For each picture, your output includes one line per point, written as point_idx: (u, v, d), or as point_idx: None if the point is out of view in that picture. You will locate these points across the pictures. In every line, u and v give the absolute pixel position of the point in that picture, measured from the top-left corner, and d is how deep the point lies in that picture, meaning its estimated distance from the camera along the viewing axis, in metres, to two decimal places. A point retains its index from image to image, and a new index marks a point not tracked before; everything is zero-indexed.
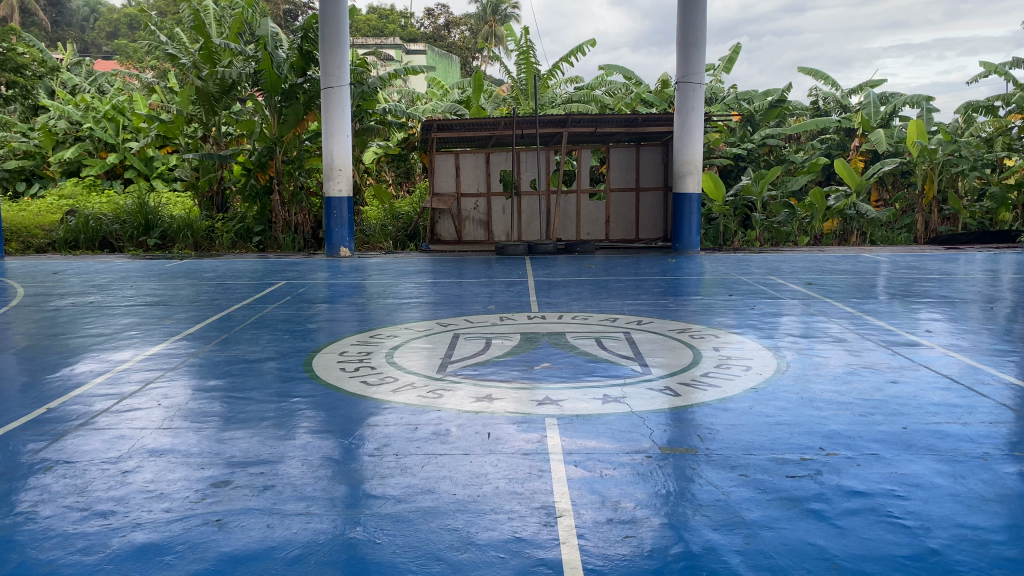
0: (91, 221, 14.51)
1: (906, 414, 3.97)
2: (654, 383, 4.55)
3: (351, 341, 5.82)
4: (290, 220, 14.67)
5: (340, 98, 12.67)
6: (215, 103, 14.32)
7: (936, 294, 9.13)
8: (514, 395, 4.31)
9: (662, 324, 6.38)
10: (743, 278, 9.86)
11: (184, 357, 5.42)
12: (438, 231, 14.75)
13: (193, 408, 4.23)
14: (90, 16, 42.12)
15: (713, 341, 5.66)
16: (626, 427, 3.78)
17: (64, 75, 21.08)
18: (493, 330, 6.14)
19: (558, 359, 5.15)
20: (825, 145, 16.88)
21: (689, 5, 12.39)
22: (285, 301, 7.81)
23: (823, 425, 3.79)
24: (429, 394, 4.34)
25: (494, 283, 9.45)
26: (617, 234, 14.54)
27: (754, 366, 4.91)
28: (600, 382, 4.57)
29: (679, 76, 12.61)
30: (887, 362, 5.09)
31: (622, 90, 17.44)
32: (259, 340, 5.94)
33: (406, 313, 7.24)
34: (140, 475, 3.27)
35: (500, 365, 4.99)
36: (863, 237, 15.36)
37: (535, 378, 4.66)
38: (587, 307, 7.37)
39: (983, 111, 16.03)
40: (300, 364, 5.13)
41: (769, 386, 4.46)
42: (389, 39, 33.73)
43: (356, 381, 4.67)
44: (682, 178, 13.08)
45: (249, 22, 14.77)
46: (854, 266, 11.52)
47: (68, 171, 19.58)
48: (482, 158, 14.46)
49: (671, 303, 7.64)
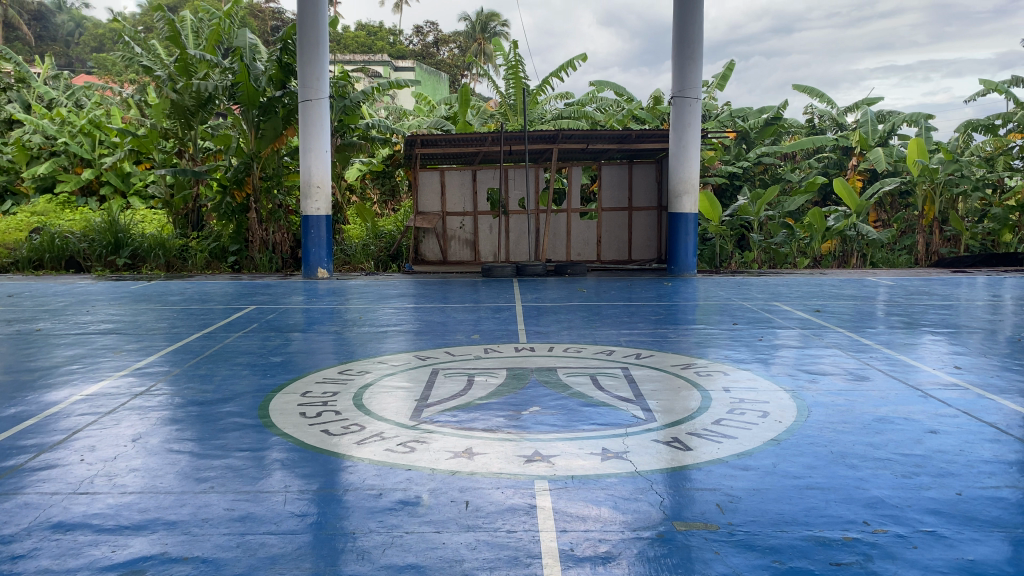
0: (58, 239, 13.91)
1: (956, 475, 3.38)
2: (660, 433, 3.95)
3: (317, 378, 5.21)
4: (268, 239, 13.98)
5: (319, 110, 12.08)
6: (191, 117, 13.79)
7: (949, 322, 8.58)
8: (498, 448, 3.70)
9: (664, 358, 5.79)
10: (743, 304, 9.32)
11: (126, 398, 4.77)
12: (423, 251, 14.19)
13: (123, 465, 3.59)
14: (76, 31, 41.36)
15: (721, 380, 5.07)
16: (630, 493, 3.19)
17: (38, 89, 20.40)
18: (476, 365, 5.54)
19: (549, 401, 4.55)
20: (822, 164, 16.39)
21: (685, 17, 11.89)
22: (251, 330, 7.15)
23: (863, 491, 3.21)
24: (400, 448, 3.73)
25: (480, 309, 8.84)
26: (609, 255, 14.02)
27: (772, 412, 4.30)
28: (599, 432, 3.96)
29: (674, 91, 12.12)
30: (919, 405, 4.50)
31: (613, 107, 16.94)
32: (216, 377, 5.31)
33: (384, 344, 6.60)
34: (34, 561, 2.64)
35: (483, 409, 4.38)
36: (862, 259, 14.82)
37: (524, 426, 4.05)
38: (580, 337, 6.76)
39: (982, 130, 15.66)
40: (256, 407, 4.51)
41: (790, 437, 3.88)
42: (378, 55, 33.13)
43: (317, 430, 4.05)
44: (678, 197, 12.52)
45: (227, 33, 14.23)
46: (858, 291, 10.98)
47: (42, 187, 18.95)
48: (468, 175, 13.97)
49: (670, 333, 7.04)
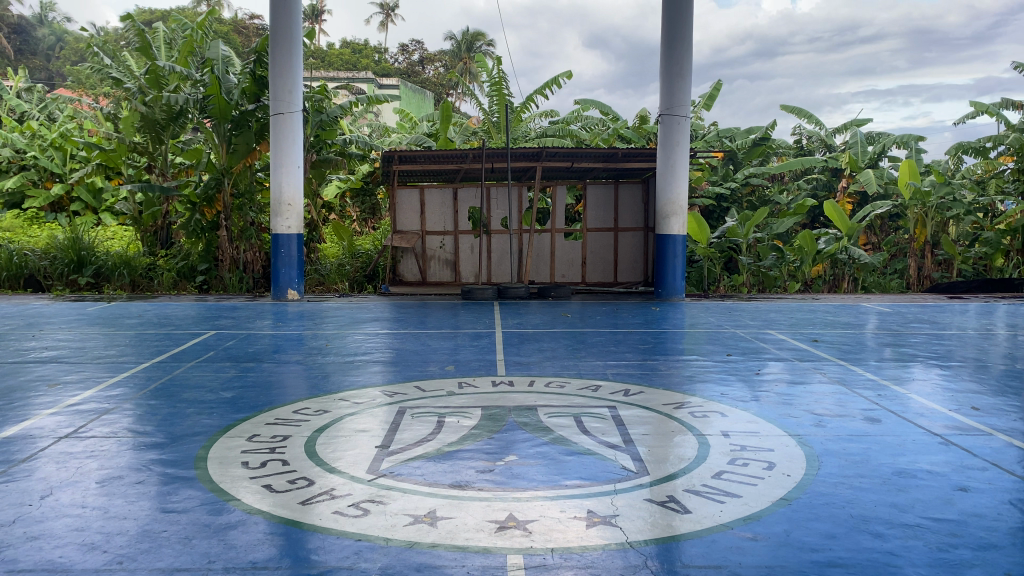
0: (16, 257, 13.26)
1: (999, 547, 2.90)
2: (653, 490, 3.44)
3: (269, 419, 4.65)
4: (238, 258, 13.39)
5: (291, 125, 11.59)
6: (161, 131, 13.23)
7: (950, 352, 8.15)
8: (466, 510, 3.17)
9: (655, 395, 5.28)
10: (734, 333, 8.84)
11: (47, 442, 4.18)
12: (401, 272, 13.68)
13: (21, 531, 3.01)
14: (57, 44, 40.50)
15: (719, 422, 4.57)
16: (620, 571, 2.67)
17: (9, 102, 19.78)
18: (449, 403, 5.01)
19: (529, 447, 4.03)
20: (810, 185, 16.05)
21: (673, 32, 11.50)
22: (207, 360, 6.57)
23: (896, 570, 2.71)
24: (351, 510, 3.19)
25: (458, 336, 8.31)
26: (594, 276, 13.56)
27: (779, 464, 3.80)
28: (583, 488, 3.44)
29: (662, 108, 11.71)
30: (940, 453, 4.01)
31: (599, 126, 16.56)
32: (155, 416, 4.72)
33: (351, 376, 6.05)
34: None
35: (454, 459, 3.84)
36: (854, 283, 14.46)
37: (499, 482, 3.52)
38: (563, 369, 6.25)
39: (973, 153, 15.40)
40: (193, 455, 3.95)
41: (802, 496, 3.38)
42: (363, 73, 32.69)
43: (258, 486, 3.51)
44: (665, 219, 12.08)
45: (200, 45, 13.72)
46: (854, 318, 10.55)
47: (9, 203, 18.26)
48: (449, 193, 13.50)
49: (659, 365, 6.55)
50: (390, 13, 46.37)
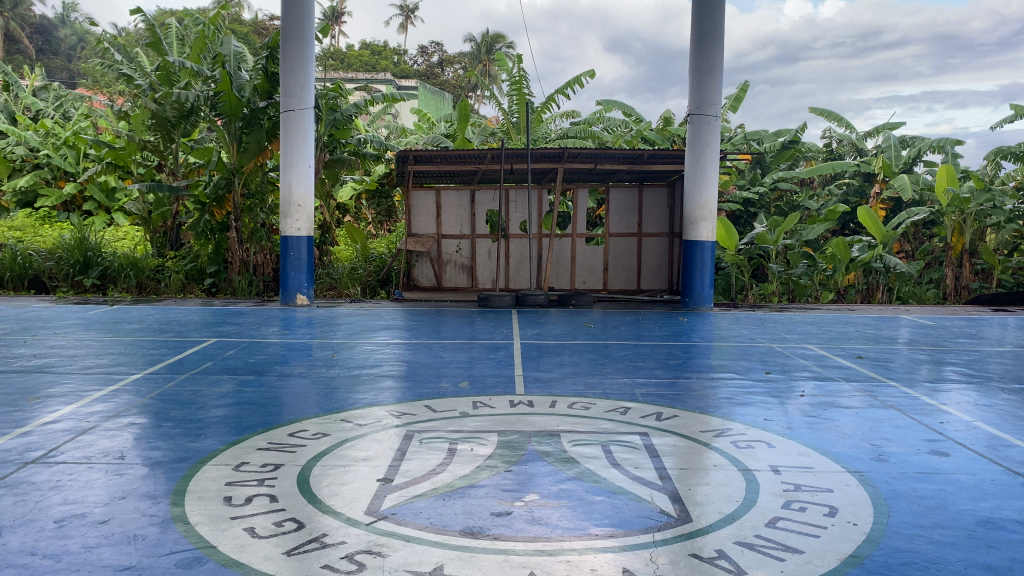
0: (21, 257, 12.95)
1: None
2: (698, 543, 2.92)
3: (262, 444, 4.17)
4: (248, 261, 12.99)
5: (304, 122, 11.18)
6: (172, 129, 12.85)
7: (1004, 371, 7.56)
8: (480, 568, 2.68)
9: (689, 420, 4.77)
10: (768, 347, 8.28)
11: (10, 469, 3.72)
12: (415, 276, 13.24)
13: None
14: (79, 45, 40.31)
15: (767, 455, 4.05)
16: None
17: (25, 100, 19.53)
18: (462, 427, 4.52)
19: (553, 484, 3.54)
20: (842, 191, 15.41)
21: (704, 28, 10.99)
22: (205, 372, 6.12)
23: None
24: (345, 565, 2.70)
25: (474, 347, 7.82)
26: (615, 283, 13.06)
27: (843, 511, 3.27)
28: (617, 539, 2.94)
29: (692, 108, 11.18)
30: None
31: (621, 127, 16.04)
32: (135, 439, 4.26)
33: (357, 391, 5.57)
34: None
35: (466, 498, 3.35)
36: (889, 293, 13.82)
37: (519, 529, 3.02)
38: (587, 386, 5.75)
39: (1012, 158, 14.75)
40: (172, 488, 3.47)
41: (876, 554, 2.86)
42: (381, 74, 32.25)
43: (240, 530, 3.02)
44: (693, 224, 11.52)
45: (212, 41, 13.31)
46: (893, 332, 9.95)
47: (22, 202, 17.96)
48: (466, 196, 13.03)
49: (691, 383, 6.03)
50: (410, 15, 46.04)
